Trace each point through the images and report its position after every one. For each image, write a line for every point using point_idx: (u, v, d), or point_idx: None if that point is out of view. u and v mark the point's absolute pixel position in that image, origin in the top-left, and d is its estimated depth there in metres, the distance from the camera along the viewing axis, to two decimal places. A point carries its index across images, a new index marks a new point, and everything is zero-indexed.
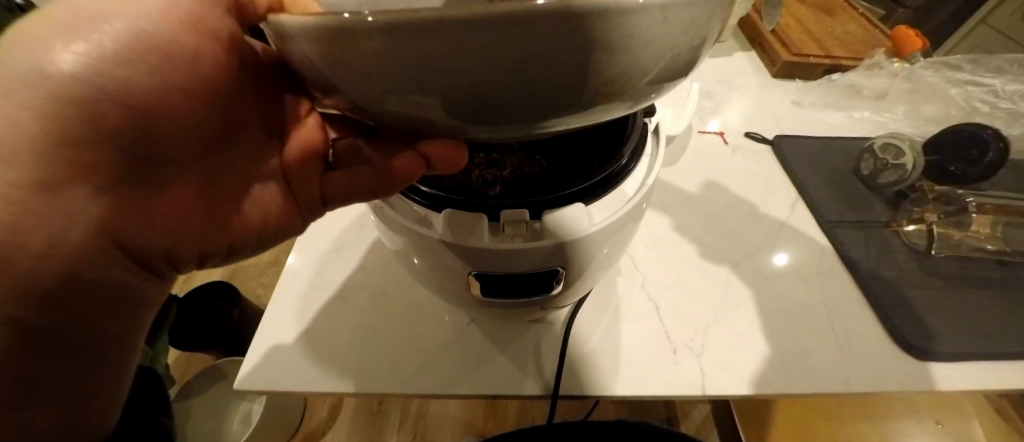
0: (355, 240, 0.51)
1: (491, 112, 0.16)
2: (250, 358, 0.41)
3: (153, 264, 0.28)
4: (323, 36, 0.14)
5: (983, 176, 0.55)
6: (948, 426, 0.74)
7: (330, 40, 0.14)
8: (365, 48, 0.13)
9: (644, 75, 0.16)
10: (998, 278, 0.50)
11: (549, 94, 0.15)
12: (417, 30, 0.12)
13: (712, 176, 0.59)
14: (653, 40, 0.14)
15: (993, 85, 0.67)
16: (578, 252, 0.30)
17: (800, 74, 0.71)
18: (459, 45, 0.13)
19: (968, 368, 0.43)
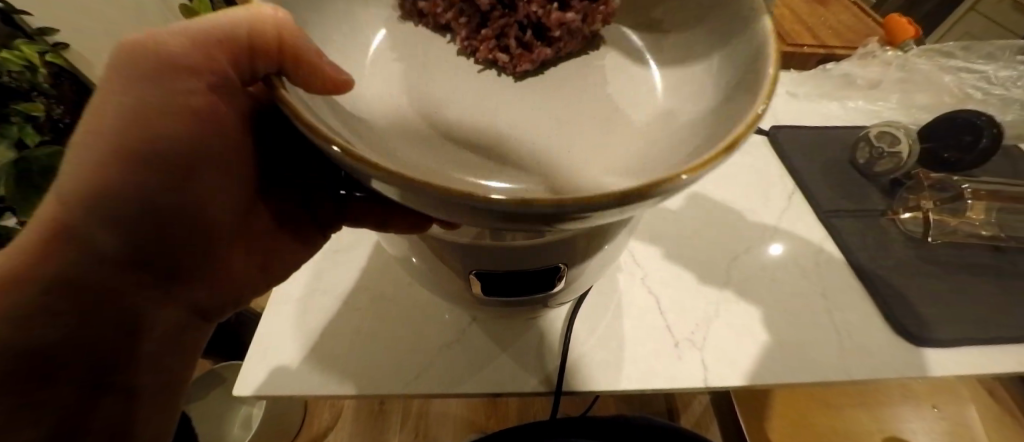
0: (351, 242, 0.51)
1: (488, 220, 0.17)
2: (250, 362, 0.41)
3: (209, 311, 0.34)
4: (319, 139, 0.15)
5: (976, 163, 0.56)
6: (944, 411, 0.75)
7: (354, 169, 0.15)
8: (388, 187, 0.15)
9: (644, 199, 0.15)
10: (992, 264, 0.50)
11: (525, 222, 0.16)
12: (403, 189, 0.14)
13: (708, 168, 0.59)
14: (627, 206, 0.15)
15: (986, 71, 0.67)
16: (583, 247, 0.30)
17: (796, 63, 0.71)
18: (419, 196, 0.14)
19: (964, 355, 0.43)
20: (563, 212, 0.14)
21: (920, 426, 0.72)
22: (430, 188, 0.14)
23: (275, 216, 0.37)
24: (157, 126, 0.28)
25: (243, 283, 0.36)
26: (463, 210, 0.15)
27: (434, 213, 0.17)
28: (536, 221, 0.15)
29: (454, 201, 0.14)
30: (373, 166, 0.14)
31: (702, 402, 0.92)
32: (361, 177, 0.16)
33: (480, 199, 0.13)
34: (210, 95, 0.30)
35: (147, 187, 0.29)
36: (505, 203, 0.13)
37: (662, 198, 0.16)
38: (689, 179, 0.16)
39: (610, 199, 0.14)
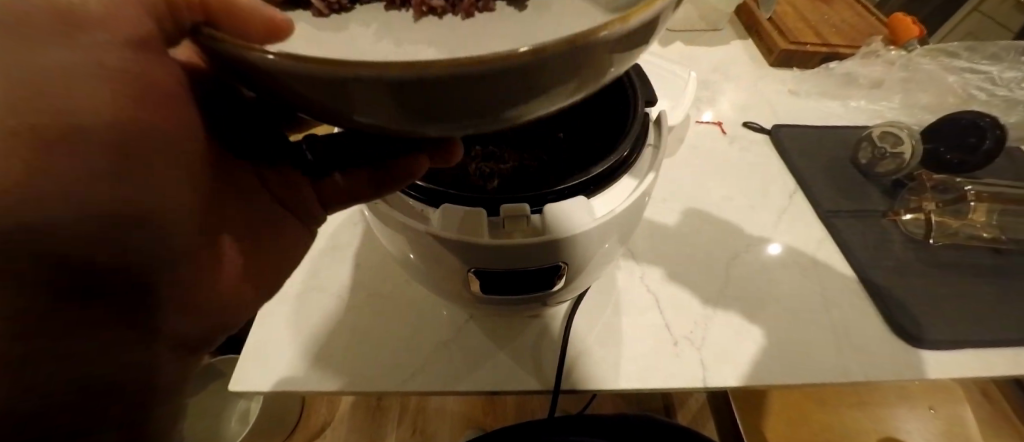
0: (348, 237, 0.51)
1: (426, 119, 0.16)
2: (248, 358, 0.41)
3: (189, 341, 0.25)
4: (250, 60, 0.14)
5: (979, 164, 0.55)
6: (941, 411, 0.75)
7: (291, 80, 0.14)
8: (331, 91, 0.14)
9: (570, 65, 0.14)
10: (992, 265, 0.50)
11: (456, 108, 0.15)
12: (314, 77, 0.13)
13: (712, 166, 0.59)
14: (557, 72, 0.14)
15: (990, 72, 0.67)
16: (583, 247, 0.30)
17: (798, 61, 0.70)
18: (333, 85, 0.14)
19: (964, 357, 0.43)
20: (513, 71, 0.13)
21: (917, 426, 0.72)
22: (371, 71, 0.13)
23: (252, 210, 0.31)
24: (76, 104, 0.20)
25: (230, 301, 0.28)
26: (388, 98, 0.14)
27: (391, 126, 0.16)
28: (488, 95, 0.14)
29: (394, 82, 0.13)
30: (308, 62, 0.13)
31: (699, 401, 0.92)
32: (304, 96, 0.15)
33: (419, 67, 0.13)
34: (132, 57, 0.23)
35: (84, 187, 0.20)
36: (448, 65, 0.12)
37: (614, 55, 0.16)
38: (623, 38, 0.15)
39: (534, 50, 0.13)
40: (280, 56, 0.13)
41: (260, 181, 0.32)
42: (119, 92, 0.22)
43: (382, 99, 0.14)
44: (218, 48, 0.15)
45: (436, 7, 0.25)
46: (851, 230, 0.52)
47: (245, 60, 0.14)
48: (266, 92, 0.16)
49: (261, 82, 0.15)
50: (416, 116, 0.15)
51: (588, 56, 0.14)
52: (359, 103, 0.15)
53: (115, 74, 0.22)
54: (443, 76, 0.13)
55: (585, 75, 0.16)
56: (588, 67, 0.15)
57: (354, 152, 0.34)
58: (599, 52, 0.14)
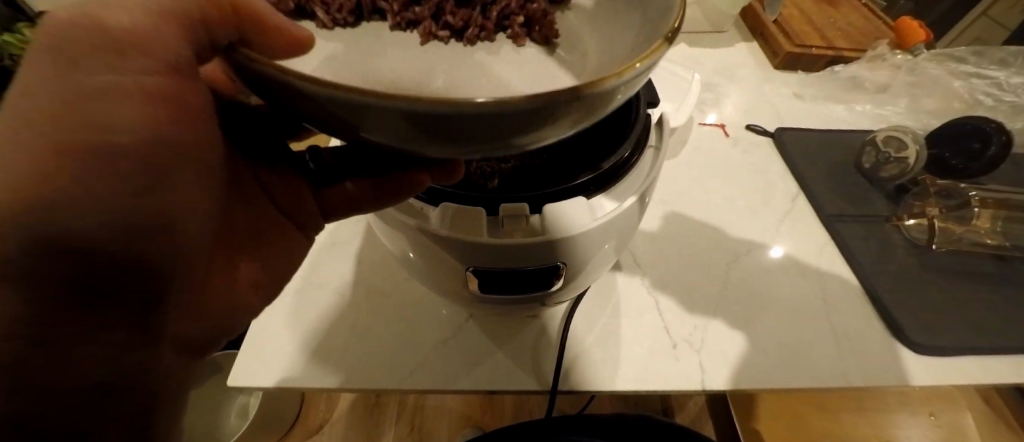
0: (348, 234, 0.51)
1: (455, 142, 0.15)
2: (247, 353, 0.41)
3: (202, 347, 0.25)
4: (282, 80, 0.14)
5: (985, 170, 0.55)
6: (941, 418, 0.75)
7: (314, 99, 0.14)
8: (361, 114, 0.14)
9: (594, 92, 0.15)
10: (996, 272, 0.50)
11: (484, 133, 0.15)
12: (345, 100, 0.13)
13: (715, 169, 0.58)
14: (579, 101, 0.15)
15: (996, 77, 0.67)
16: (582, 248, 0.30)
17: (803, 64, 0.69)
18: (362, 107, 0.14)
19: (968, 365, 0.43)
20: (540, 101, 0.14)
21: (918, 433, 0.72)
22: (388, 103, 0.13)
23: (254, 218, 0.32)
24: (104, 117, 0.21)
25: (229, 311, 0.28)
26: (417, 123, 0.14)
27: (409, 147, 0.16)
28: (495, 132, 0.15)
29: (413, 115, 0.14)
30: (342, 90, 0.13)
31: (698, 403, 0.92)
32: (325, 112, 0.15)
33: (436, 104, 0.13)
34: (169, 78, 0.23)
35: (107, 195, 0.20)
36: (461, 107, 0.13)
37: (630, 83, 0.16)
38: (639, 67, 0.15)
39: (559, 83, 0.13)
40: (309, 77, 0.13)
41: (263, 189, 0.32)
42: (151, 109, 0.22)
43: (410, 123, 0.14)
44: (245, 63, 0.16)
45: (441, 34, 0.27)
46: (852, 236, 0.52)
47: (273, 78, 0.15)
48: (281, 104, 0.17)
49: (276, 91, 0.16)
50: (440, 139, 0.15)
51: (608, 86, 0.15)
52: (388, 127, 0.15)
53: (146, 93, 0.22)
54: (475, 105, 0.13)
55: (606, 101, 0.16)
56: (588, 108, 0.15)
57: (357, 164, 0.35)
58: (617, 82, 0.15)
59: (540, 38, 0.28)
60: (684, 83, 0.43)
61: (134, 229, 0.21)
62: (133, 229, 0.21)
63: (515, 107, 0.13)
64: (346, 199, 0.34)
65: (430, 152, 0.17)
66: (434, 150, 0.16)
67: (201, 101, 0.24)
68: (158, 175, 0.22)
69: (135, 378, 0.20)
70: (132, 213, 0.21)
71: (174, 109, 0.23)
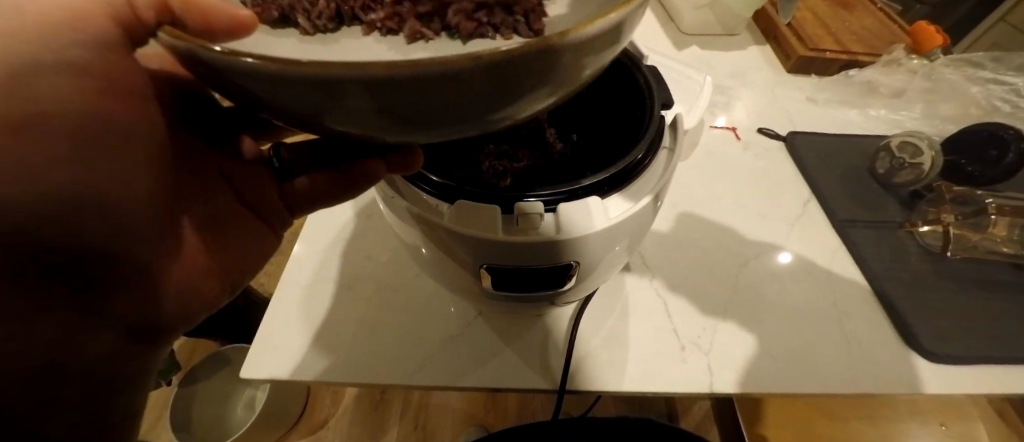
0: (360, 230, 0.51)
1: (400, 118, 0.16)
2: (258, 345, 0.41)
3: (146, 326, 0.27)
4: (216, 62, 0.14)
5: (1001, 177, 0.54)
6: (952, 429, 0.74)
7: (245, 76, 0.14)
8: (298, 91, 0.14)
9: (541, 66, 0.15)
10: (1013, 282, 0.49)
11: (429, 106, 0.15)
12: (279, 76, 0.13)
13: (726, 173, 0.58)
14: (526, 75, 0.15)
15: (1016, 83, 0.66)
16: (594, 248, 0.30)
17: (816, 68, 0.69)
18: (299, 85, 0.14)
19: (978, 374, 0.42)
20: (480, 72, 0.13)
21: None
22: (326, 73, 0.13)
23: (217, 205, 0.32)
24: (45, 98, 0.24)
25: (180, 288, 0.29)
26: (356, 97, 0.14)
27: (355, 127, 0.16)
28: (442, 102, 0.15)
29: (352, 83, 0.13)
30: (259, 61, 0.13)
31: (704, 407, 0.92)
32: (267, 95, 0.15)
33: (374, 69, 0.13)
34: (101, 56, 0.25)
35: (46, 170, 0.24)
36: (404, 68, 0.13)
37: (583, 58, 0.16)
38: (591, 41, 0.15)
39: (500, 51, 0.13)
40: (233, 52, 0.13)
41: (223, 175, 0.33)
42: (79, 85, 0.25)
43: (352, 99, 0.14)
44: (179, 46, 0.15)
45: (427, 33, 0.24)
46: (863, 241, 0.51)
47: (199, 58, 0.15)
48: (225, 89, 0.16)
49: (211, 73, 0.15)
50: (387, 117, 0.15)
51: (554, 60, 0.15)
52: (329, 105, 0.15)
53: (79, 72, 0.25)
54: (405, 75, 0.13)
55: (558, 75, 0.16)
56: (553, 71, 0.15)
57: (323, 155, 0.32)
58: (566, 54, 0.15)
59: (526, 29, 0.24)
60: (696, 86, 0.43)
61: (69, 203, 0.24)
62: (64, 199, 0.24)
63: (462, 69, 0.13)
64: (325, 193, 0.33)
65: (390, 135, 0.17)
66: (377, 128, 0.16)
67: (135, 79, 0.27)
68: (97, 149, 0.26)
69: None
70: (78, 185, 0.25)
71: (108, 85, 0.26)
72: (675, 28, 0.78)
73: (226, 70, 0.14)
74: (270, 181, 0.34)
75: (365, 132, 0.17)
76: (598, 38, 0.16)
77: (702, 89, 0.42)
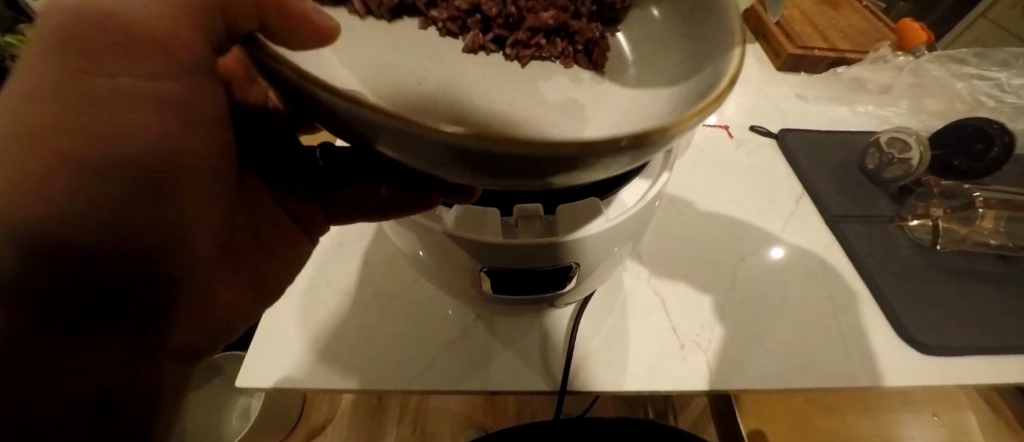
0: (355, 236, 0.51)
1: (476, 172, 0.16)
2: (256, 353, 0.41)
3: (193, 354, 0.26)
4: (310, 90, 0.15)
5: (988, 170, 0.55)
6: (945, 419, 0.75)
7: (335, 108, 0.15)
8: (382, 133, 0.15)
9: (624, 156, 0.15)
10: (999, 273, 0.50)
11: (511, 171, 0.15)
12: (369, 116, 0.14)
13: (720, 171, 0.58)
14: (607, 161, 0.15)
15: (999, 79, 0.68)
16: (595, 249, 0.30)
17: (805, 66, 0.70)
18: (381, 129, 0.14)
19: (970, 364, 0.43)
20: (571, 156, 0.14)
21: (923, 435, 0.72)
22: (424, 130, 0.13)
23: (252, 219, 0.33)
24: (116, 126, 0.21)
25: (216, 319, 0.28)
26: (441, 150, 0.14)
27: (425, 167, 0.17)
28: (509, 169, 0.15)
29: (438, 141, 0.14)
30: (356, 102, 0.14)
31: (700, 404, 0.92)
32: (347, 124, 0.16)
33: (471, 137, 0.13)
34: (181, 85, 0.24)
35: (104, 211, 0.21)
36: (488, 140, 0.13)
37: (666, 145, 0.16)
38: (674, 139, 0.15)
39: (597, 141, 0.13)
40: (342, 91, 0.14)
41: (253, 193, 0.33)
42: (159, 119, 0.23)
43: (436, 150, 0.14)
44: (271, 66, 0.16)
45: (488, 47, 0.29)
46: (854, 237, 0.52)
47: (292, 83, 0.15)
48: (300, 106, 0.17)
49: (293, 93, 0.16)
50: (460, 169, 0.16)
51: (639, 152, 0.15)
52: (409, 148, 0.15)
53: (158, 99, 0.23)
54: (499, 145, 0.13)
55: (635, 160, 0.16)
56: (625, 159, 0.15)
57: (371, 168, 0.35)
58: (656, 146, 0.15)
59: (586, 63, 0.29)
60: None
61: (127, 250, 0.21)
62: (123, 247, 0.21)
63: (533, 150, 0.13)
64: (361, 205, 0.35)
65: (457, 178, 0.18)
66: (447, 173, 0.17)
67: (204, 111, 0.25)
68: (161, 187, 0.23)
69: (129, 404, 0.21)
70: (131, 228, 0.21)
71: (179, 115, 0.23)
72: None
73: (314, 96, 0.15)
74: (313, 199, 0.36)
75: (430, 171, 0.17)
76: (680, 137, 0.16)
77: None
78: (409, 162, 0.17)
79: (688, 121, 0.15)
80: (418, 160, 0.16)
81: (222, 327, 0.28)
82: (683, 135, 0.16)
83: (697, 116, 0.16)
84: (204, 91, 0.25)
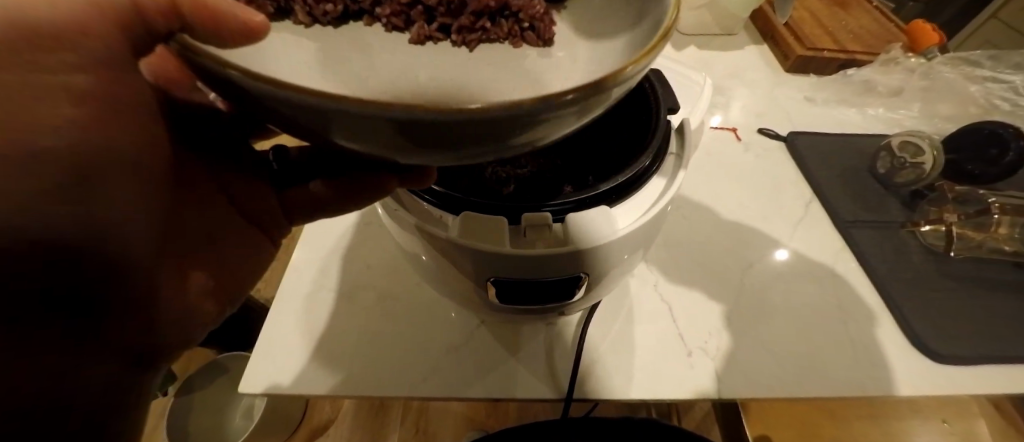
0: (360, 238, 0.50)
1: (420, 147, 0.15)
2: (256, 356, 0.40)
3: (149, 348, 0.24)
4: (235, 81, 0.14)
5: (1002, 176, 0.54)
6: (954, 425, 0.74)
7: (264, 98, 0.14)
8: (315, 118, 0.14)
9: (568, 114, 0.15)
10: (1014, 280, 0.49)
11: (454, 140, 0.15)
12: (295, 99, 0.13)
13: (726, 174, 0.58)
14: (550, 120, 0.15)
15: (1012, 82, 0.67)
16: (605, 258, 0.29)
17: (814, 68, 0.69)
18: (313, 112, 0.14)
19: (982, 374, 0.42)
20: (506, 118, 0.13)
21: None
22: (352, 107, 0.13)
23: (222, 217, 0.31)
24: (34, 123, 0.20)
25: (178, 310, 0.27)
26: (374, 127, 0.14)
27: (370, 150, 0.16)
28: (449, 140, 0.15)
29: (370, 119, 0.13)
30: (279, 86, 0.13)
31: (704, 407, 0.91)
32: (281, 114, 0.15)
33: (401, 109, 0.13)
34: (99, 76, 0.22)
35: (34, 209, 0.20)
36: (414, 111, 0.13)
37: (610, 101, 0.16)
38: (617, 91, 0.15)
39: (531, 101, 0.13)
40: (264, 78, 0.13)
41: (223, 194, 0.31)
42: (83, 113, 0.21)
43: (373, 128, 0.14)
44: (196, 59, 0.15)
45: (436, 36, 0.26)
46: (864, 242, 0.51)
47: (216, 74, 0.15)
48: (242, 105, 0.16)
49: (229, 91, 0.15)
50: (405, 146, 0.15)
51: (583, 107, 0.15)
52: (343, 130, 0.15)
53: (77, 95, 0.21)
54: (430, 114, 0.13)
55: (580, 117, 0.16)
56: (573, 115, 0.15)
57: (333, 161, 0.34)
58: (597, 99, 0.15)
59: (534, 40, 0.27)
60: (697, 85, 0.42)
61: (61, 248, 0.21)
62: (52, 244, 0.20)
63: (465, 114, 0.13)
64: (323, 200, 0.33)
65: (405, 158, 0.17)
66: (388, 152, 0.16)
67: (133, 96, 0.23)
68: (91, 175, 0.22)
69: None
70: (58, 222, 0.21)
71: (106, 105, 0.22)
72: None
73: (241, 86, 0.14)
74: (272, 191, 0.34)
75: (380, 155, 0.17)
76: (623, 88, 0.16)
77: (698, 85, 0.42)
78: (348, 145, 0.16)
79: (632, 69, 0.15)
80: (359, 143, 0.16)
81: (178, 319, 0.27)
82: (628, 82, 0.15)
83: (643, 59, 0.15)
84: (132, 87, 0.23)
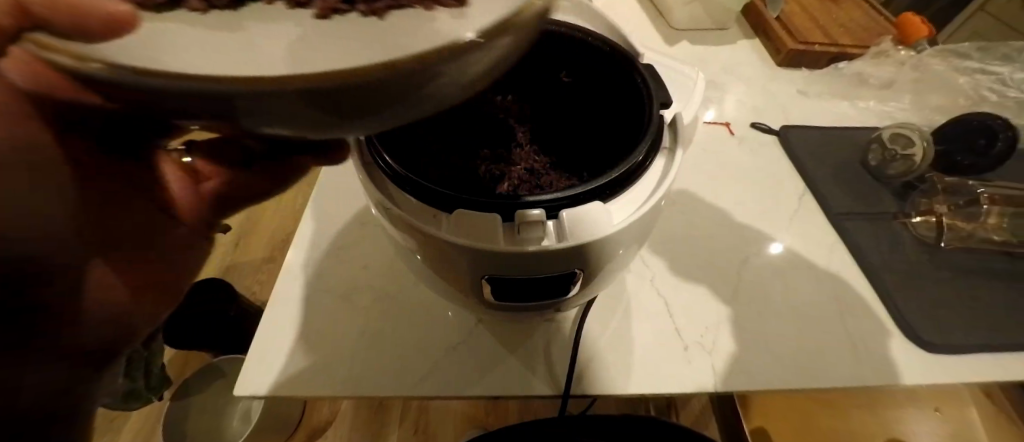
0: (356, 238, 0.50)
1: (339, 120, 0.15)
2: (250, 359, 0.40)
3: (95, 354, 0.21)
4: (136, 87, 0.13)
5: (991, 166, 0.55)
6: (946, 413, 0.76)
7: (162, 95, 0.13)
8: (227, 107, 0.14)
9: (465, 72, 0.15)
10: (1005, 270, 0.50)
11: (369, 108, 0.15)
12: (198, 88, 0.13)
13: (720, 168, 0.58)
14: (454, 76, 0.15)
15: (1001, 73, 0.67)
16: (601, 254, 0.29)
17: (806, 61, 0.69)
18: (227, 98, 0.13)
19: (974, 362, 0.42)
20: (406, 78, 0.14)
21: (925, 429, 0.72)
22: (262, 87, 0.13)
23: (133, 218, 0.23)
24: None
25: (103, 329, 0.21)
26: (288, 105, 0.14)
27: (295, 132, 0.16)
28: (363, 108, 0.15)
29: (276, 96, 0.13)
30: (179, 78, 0.13)
31: (702, 401, 0.92)
32: (189, 110, 0.14)
33: (307, 80, 0.13)
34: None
35: None
36: (322, 79, 0.13)
37: (503, 55, 0.17)
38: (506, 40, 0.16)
39: (423, 56, 0.14)
40: (160, 74, 0.13)
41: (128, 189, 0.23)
42: None
43: (290, 107, 0.14)
44: (77, 72, 0.14)
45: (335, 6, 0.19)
46: (856, 234, 0.52)
47: (101, 81, 0.14)
48: (145, 109, 0.16)
49: (124, 97, 0.15)
50: (327, 122, 0.15)
51: (477, 61, 0.15)
52: (258, 116, 0.15)
53: None
54: (334, 79, 0.13)
55: (483, 71, 0.16)
56: (472, 69, 0.16)
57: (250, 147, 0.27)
58: (489, 50, 0.15)
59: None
60: (687, 80, 0.42)
61: None
62: None
63: (370, 77, 0.13)
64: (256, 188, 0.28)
65: (323, 135, 0.17)
66: (309, 129, 0.16)
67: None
68: None
69: None
70: None
71: None
72: (664, 23, 0.77)
73: (137, 87, 0.13)
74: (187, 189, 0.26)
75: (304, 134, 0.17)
76: (513, 41, 0.17)
77: (689, 80, 0.42)
78: (269, 129, 0.16)
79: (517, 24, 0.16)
80: (281, 126, 0.16)
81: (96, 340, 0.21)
82: (512, 36, 0.16)
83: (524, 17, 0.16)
84: None
